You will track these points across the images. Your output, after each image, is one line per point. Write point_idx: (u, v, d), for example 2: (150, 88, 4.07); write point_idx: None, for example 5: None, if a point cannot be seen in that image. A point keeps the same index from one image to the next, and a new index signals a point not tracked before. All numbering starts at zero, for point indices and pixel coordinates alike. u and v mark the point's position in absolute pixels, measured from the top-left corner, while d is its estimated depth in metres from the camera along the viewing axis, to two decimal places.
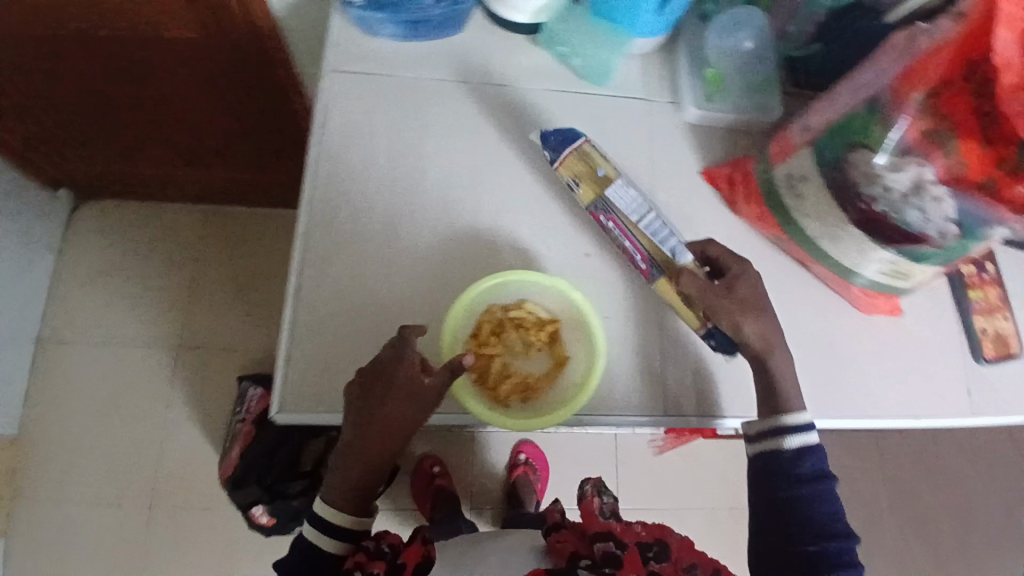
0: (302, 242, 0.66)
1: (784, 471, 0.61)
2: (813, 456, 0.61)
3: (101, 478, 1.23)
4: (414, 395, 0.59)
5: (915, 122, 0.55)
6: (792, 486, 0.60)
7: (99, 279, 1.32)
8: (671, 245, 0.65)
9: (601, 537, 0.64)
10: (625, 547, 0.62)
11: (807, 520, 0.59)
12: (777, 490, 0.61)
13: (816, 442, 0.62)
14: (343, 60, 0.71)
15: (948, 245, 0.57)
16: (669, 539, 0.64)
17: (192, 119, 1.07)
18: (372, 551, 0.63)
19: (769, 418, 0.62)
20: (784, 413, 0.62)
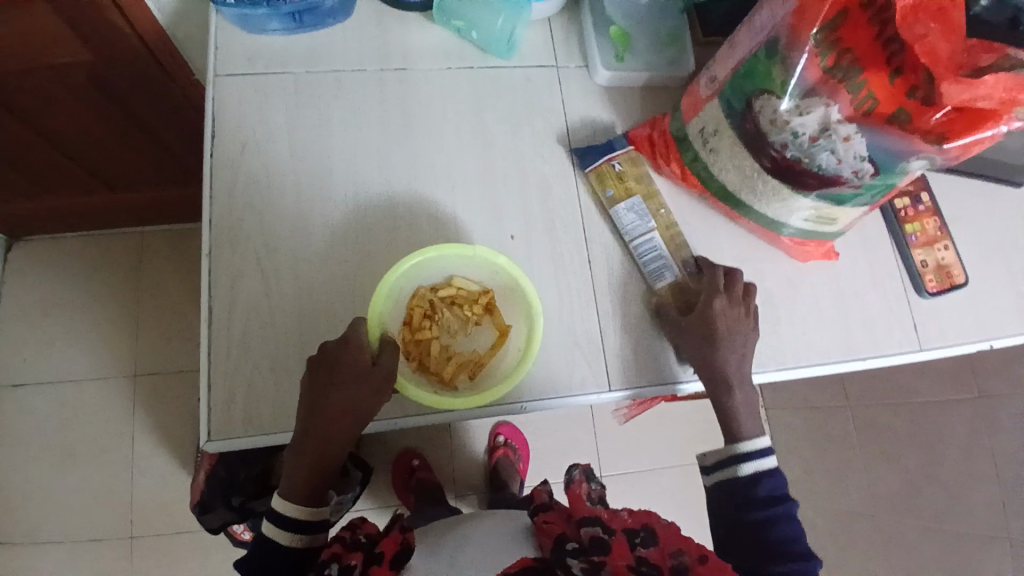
0: (211, 261, 0.63)
1: (745, 494, 0.60)
2: (770, 480, 0.60)
3: (74, 522, 1.19)
4: (361, 376, 0.57)
5: (815, 59, 0.52)
6: (756, 513, 0.59)
7: (41, 318, 1.27)
8: (652, 268, 0.66)
9: (589, 522, 0.59)
10: (612, 532, 0.58)
11: (776, 544, 0.58)
12: (739, 518, 0.59)
13: (773, 467, 0.61)
14: (230, 63, 0.67)
15: (863, 185, 0.55)
16: (656, 526, 0.58)
17: (106, 143, 1.01)
18: (349, 543, 0.60)
19: (724, 447, 0.62)
20: (739, 440, 0.62)
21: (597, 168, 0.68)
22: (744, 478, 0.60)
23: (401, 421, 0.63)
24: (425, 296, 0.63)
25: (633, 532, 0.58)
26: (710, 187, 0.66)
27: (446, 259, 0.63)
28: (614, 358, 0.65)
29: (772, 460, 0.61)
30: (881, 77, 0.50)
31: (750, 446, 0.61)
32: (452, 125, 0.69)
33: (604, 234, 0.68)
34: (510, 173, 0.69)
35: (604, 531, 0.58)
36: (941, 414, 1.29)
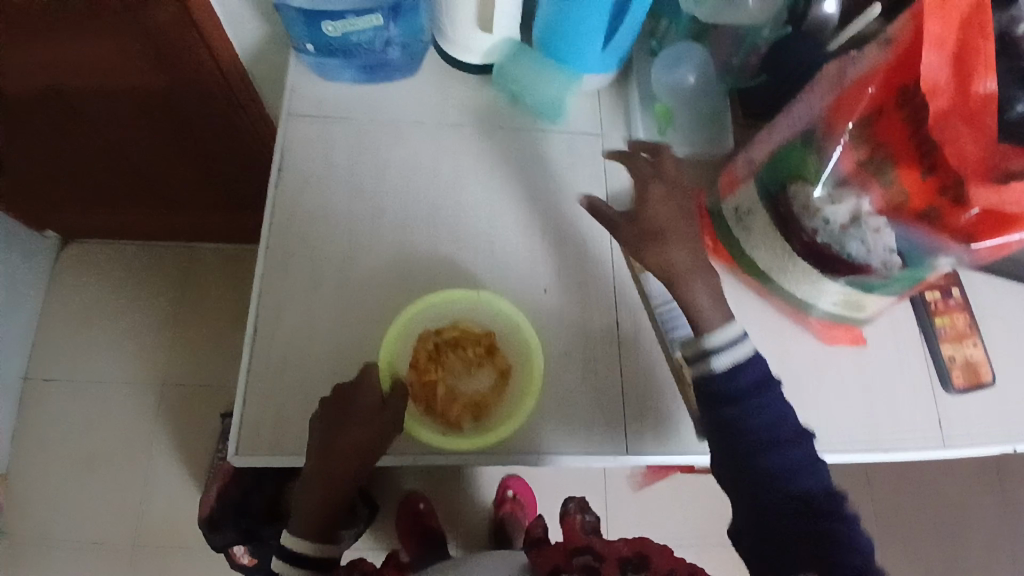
0: (260, 284, 0.67)
1: (724, 390, 0.56)
2: (747, 369, 0.56)
3: (83, 522, 1.21)
4: (370, 416, 0.58)
5: (850, 153, 0.57)
6: (747, 412, 0.55)
7: (85, 319, 1.33)
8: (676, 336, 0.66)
9: (580, 552, 0.59)
10: (601, 558, 0.58)
11: (773, 438, 0.55)
12: (727, 412, 0.56)
13: (749, 353, 0.56)
14: (301, 104, 0.73)
15: (892, 277, 0.56)
16: (650, 551, 0.58)
17: (175, 163, 1.08)
18: None
19: (695, 341, 0.58)
20: (708, 332, 0.57)
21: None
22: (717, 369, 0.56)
23: (417, 461, 0.63)
24: (430, 339, 0.65)
25: (629, 563, 0.57)
26: (741, 263, 0.66)
27: (449, 303, 0.66)
28: (632, 419, 0.66)
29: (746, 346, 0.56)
30: (913, 174, 0.53)
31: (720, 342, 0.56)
32: (499, 179, 0.73)
33: (634, 296, 0.70)
34: (548, 229, 0.72)
35: (594, 558, 0.58)
36: (966, 519, 1.25)
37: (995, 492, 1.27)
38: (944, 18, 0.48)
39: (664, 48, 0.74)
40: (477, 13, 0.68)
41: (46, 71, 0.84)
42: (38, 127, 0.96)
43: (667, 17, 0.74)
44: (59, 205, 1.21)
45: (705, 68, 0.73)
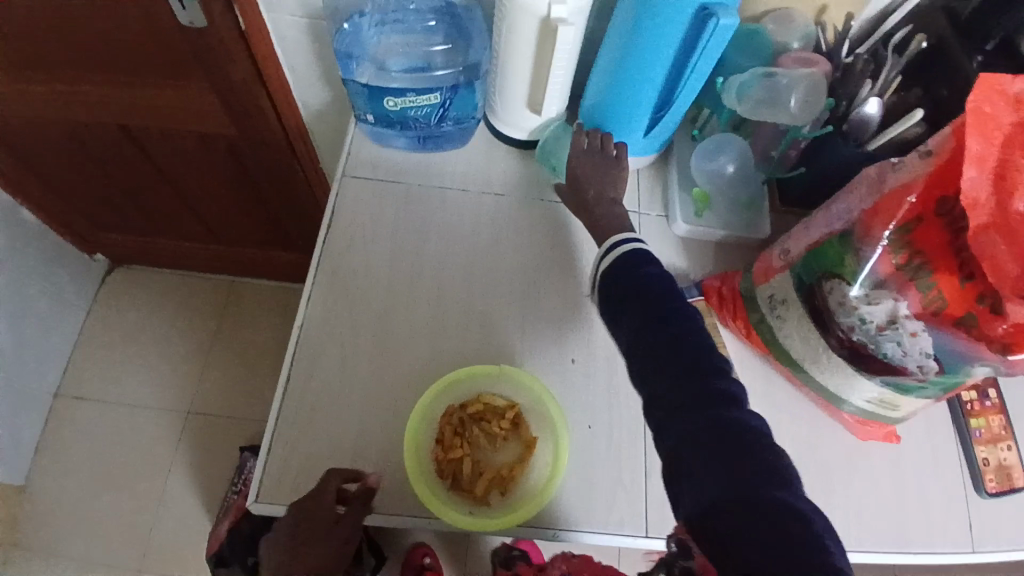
0: (298, 336, 0.69)
1: (655, 294, 0.55)
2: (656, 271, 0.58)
3: (93, 543, 1.21)
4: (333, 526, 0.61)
5: (888, 255, 0.55)
6: (675, 320, 0.53)
7: (121, 341, 1.37)
8: None
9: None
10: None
11: (699, 345, 0.51)
12: (654, 319, 0.53)
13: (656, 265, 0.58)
14: (356, 166, 0.78)
15: (929, 380, 0.57)
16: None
17: (225, 202, 1.14)
18: None
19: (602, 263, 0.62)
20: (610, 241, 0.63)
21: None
22: (637, 264, 0.59)
23: (432, 524, 0.63)
24: (455, 414, 0.66)
25: None
26: (774, 350, 0.67)
27: (473, 378, 0.67)
28: (653, 500, 0.65)
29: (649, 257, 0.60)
30: (951, 279, 0.52)
31: (620, 240, 0.62)
32: (534, 248, 0.76)
33: None
34: (581, 300, 0.74)
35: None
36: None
37: None
38: (983, 135, 0.50)
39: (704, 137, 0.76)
40: (529, 95, 0.72)
41: (121, 112, 0.90)
42: (104, 160, 1.03)
43: (708, 106, 0.77)
44: (112, 230, 1.28)
45: (743, 157, 0.75)
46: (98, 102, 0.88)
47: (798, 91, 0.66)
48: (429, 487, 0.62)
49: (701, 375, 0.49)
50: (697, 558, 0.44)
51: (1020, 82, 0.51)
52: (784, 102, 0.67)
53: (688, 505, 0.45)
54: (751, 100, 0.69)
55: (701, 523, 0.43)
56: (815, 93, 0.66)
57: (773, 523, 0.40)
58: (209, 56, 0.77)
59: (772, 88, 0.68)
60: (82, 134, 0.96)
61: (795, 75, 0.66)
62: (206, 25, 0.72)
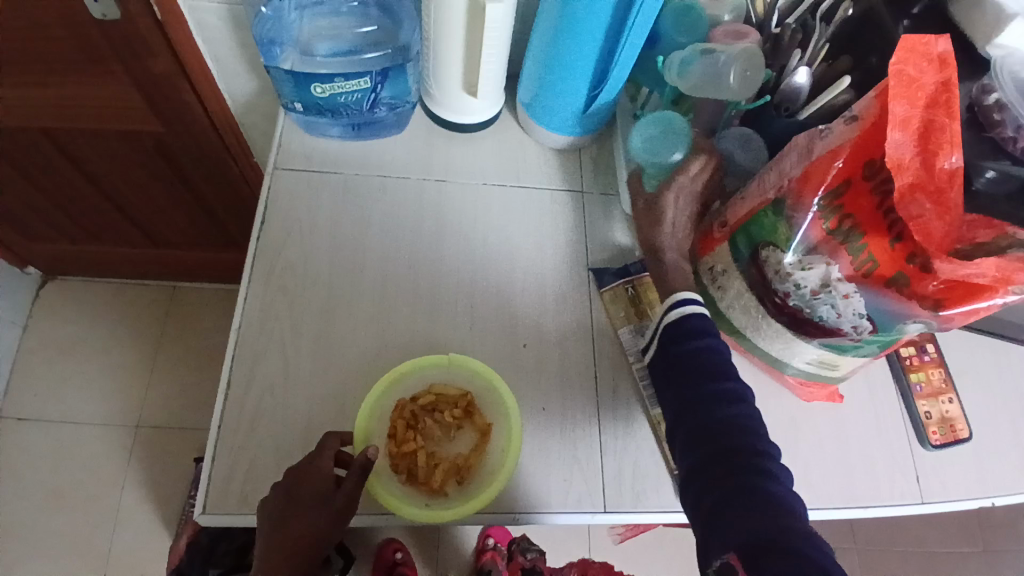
0: (236, 337, 0.66)
1: (705, 367, 0.55)
2: (700, 326, 0.58)
3: (43, 571, 1.15)
4: (323, 499, 0.57)
5: (820, 220, 0.57)
6: (726, 402, 0.52)
7: (62, 355, 1.31)
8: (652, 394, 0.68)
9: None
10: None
11: (748, 427, 0.50)
12: (699, 394, 0.53)
13: (705, 322, 0.58)
14: (289, 158, 0.76)
15: (864, 339, 0.58)
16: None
17: (161, 203, 1.09)
18: None
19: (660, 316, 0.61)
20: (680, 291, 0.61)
21: (615, 287, 0.73)
22: (693, 331, 0.57)
23: (390, 519, 0.61)
24: (406, 407, 0.64)
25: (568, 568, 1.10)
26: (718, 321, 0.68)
27: (421, 370, 0.66)
28: (610, 477, 0.66)
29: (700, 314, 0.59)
30: (882, 242, 0.54)
31: (682, 298, 0.59)
32: (481, 235, 0.75)
33: (612, 353, 0.71)
34: (529, 283, 0.73)
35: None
36: (934, 570, 1.28)
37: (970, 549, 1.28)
38: (907, 98, 0.51)
39: (729, 132, 0.70)
40: (465, 80, 0.71)
41: (37, 113, 0.84)
42: (24, 166, 0.97)
43: (648, 85, 0.76)
44: (40, 240, 1.21)
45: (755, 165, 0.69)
46: (9, 104, 0.83)
47: (737, 66, 0.65)
48: (384, 486, 0.60)
49: (740, 451, 0.48)
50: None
51: (943, 42, 0.52)
52: (723, 79, 0.66)
53: (730, 541, 0.44)
54: (693, 79, 0.68)
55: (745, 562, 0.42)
56: (752, 67, 0.66)
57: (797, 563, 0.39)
58: (126, 48, 0.73)
59: (711, 65, 0.66)
60: None
61: (734, 51, 0.65)
62: (120, 17, 0.68)
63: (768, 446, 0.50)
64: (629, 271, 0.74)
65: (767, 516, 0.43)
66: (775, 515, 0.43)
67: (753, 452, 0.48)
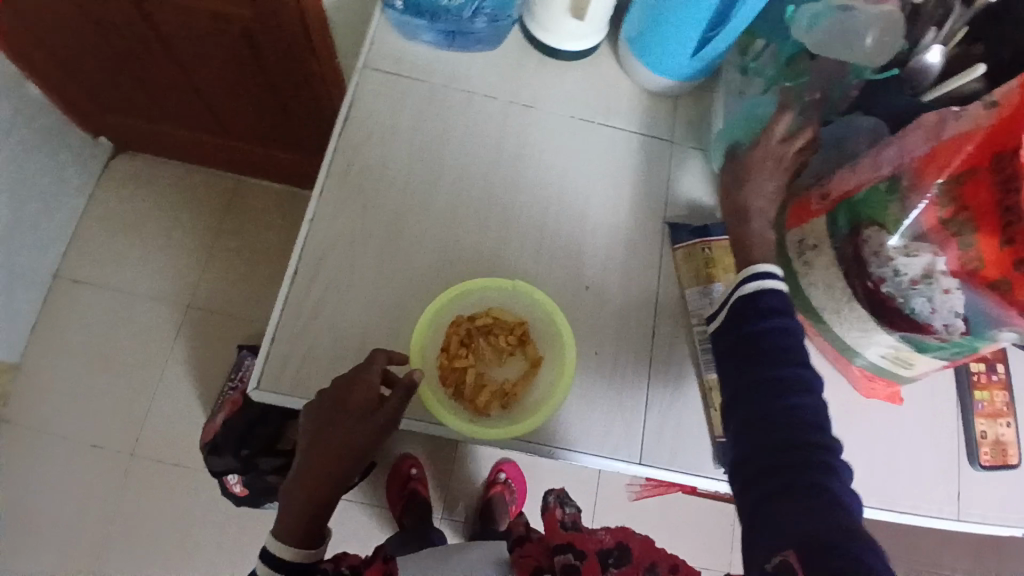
0: (307, 229, 0.67)
1: (770, 352, 0.52)
2: (776, 302, 0.55)
3: (87, 425, 1.23)
4: (365, 416, 0.57)
5: (933, 207, 0.53)
6: (791, 392, 0.50)
7: (123, 228, 1.34)
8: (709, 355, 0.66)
9: (560, 549, 0.56)
10: (582, 556, 0.54)
11: (809, 419, 0.49)
12: (761, 378, 0.51)
13: (784, 297, 0.56)
14: (379, 58, 0.74)
15: (952, 341, 0.56)
16: (632, 542, 0.56)
17: (236, 90, 1.08)
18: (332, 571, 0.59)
19: (734, 278, 0.59)
20: (756, 263, 0.57)
21: (690, 245, 0.70)
22: (760, 311, 0.54)
23: (430, 427, 0.63)
24: (462, 325, 0.64)
25: None
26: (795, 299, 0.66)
27: (482, 291, 0.65)
28: (651, 431, 0.65)
29: (779, 286, 0.56)
30: (992, 241, 0.49)
31: (761, 270, 0.56)
32: (561, 169, 0.73)
33: (675, 310, 0.69)
34: (603, 227, 0.71)
35: (574, 557, 0.54)
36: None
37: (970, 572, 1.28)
38: None
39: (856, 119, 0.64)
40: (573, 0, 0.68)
41: None
42: (108, 34, 0.96)
43: (764, 37, 0.71)
44: (117, 112, 1.23)
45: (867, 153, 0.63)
46: None
47: (874, 29, 0.61)
48: (433, 397, 0.61)
49: (797, 446, 0.47)
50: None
51: None
52: (858, 41, 0.62)
53: (793, 537, 0.42)
54: (820, 37, 0.63)
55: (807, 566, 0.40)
56: (892, 31, 0.61)
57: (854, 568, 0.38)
58: None
59: (846, 24, 0.62)
60: (90, 3, 0.89)
61: (872, 11, 0.61)
62: None
63: (829, 437, 0.48)
64: (708, 230, 0.70)
65: (829, 524, 0.42)
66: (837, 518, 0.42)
67: (816, 447, 0.47)
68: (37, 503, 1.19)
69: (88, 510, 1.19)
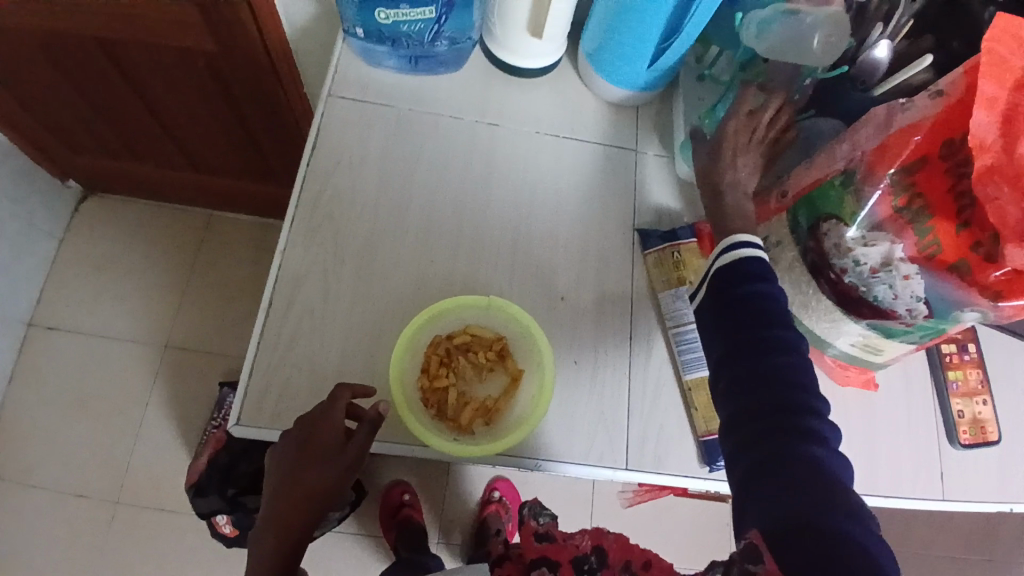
0: (280, 260, 0.67)
1: (755, 314, 0.52)
2: (760, 269, 0.55)
3: (68, 474, 1.20)
4: (333, 454, 0.57)
5: (888, 197, 0.55)
6: (775, 350, 0.50)
7: (95, 271, 1.33)
8: (688, 357, 0.67)
9: (535, 563, 0.51)
10: (557, 568, 0.50)
11: (797, 380, 0.49)
12: (747, 341, 0.51)
13: (765, 262, 0.56)
14: (344, 86, 0.75)
15: (916, 325, 0.57)
16: (607, 544, 0.51)
17: (203, 125, 1.08)
18: None
19: (715, 251, 0.59)
20: (732, 236, 0.58)
21: (660, 250, 0.71)
22: (742, 276, 0.55)
23: (416, 451, 0.62)
24: (441, 344, 0.65)
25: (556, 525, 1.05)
26: None
27: (458, 309, 0.66)
28: (635, 435, 0.66)
29: (759, 253, 0.56)
30: (948, 226, 0.52)
31: (741, 239, 0.57)
32: (530, 183, 0.74)
33: (651, 315, 0.70)
34: (572, 237, 0.72)
35: (549, 570, 0.50)
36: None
37: (961, 553, 1.30)
38: (996, 78, 0.48)
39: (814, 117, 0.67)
40: (531, 21, 0.70)
41: (86, 25, 0.83)
42: (70, 76, 0.96)
43: (719, 44, 0.74)
44: (85, 152, 1.21)
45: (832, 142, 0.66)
46: (62, 11, 0.81)
47: (822, 31, 0.62)
48: (416, 418, 0.61)
49: (783, 412, 0.47)
50: (766, 562, 0.40)
51: None
52: (806, 44, 0.63)
53: (759, 519, 0.43)
54: (773, 42, 0.64)
55: (772, 542, 0.41)
56: (837, 34, 0.62)
57: (827, 544, 0.39)
58: None
59: (795, 28, 0.62)
60: (51, 47, 0.89)
61: (820, 14, 0.61)
62: None
63: (817, 402, 0.48)
64: (676, 233, 0.71)
65: (803, 490, 0.42)
66: (819, 486, 0.42)
67: (800, 409, 0.47)
68: (19, 559, 1.15)
69: (73, 562, 1.16)
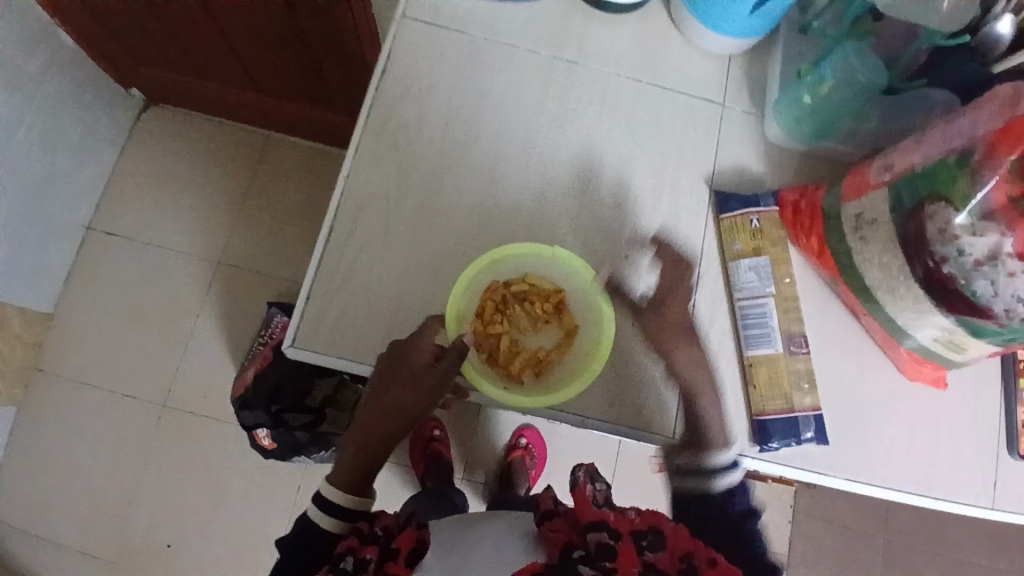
0: (344, 185, 0.66)
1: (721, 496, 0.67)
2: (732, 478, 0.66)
3: (119, 375, 1.26)
4: (417, 377, 0.59)
5: (1005, 184, 0.50)
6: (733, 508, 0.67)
7: (154, 183, 1.35)
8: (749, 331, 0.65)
9: (595, 526, 0.53)
10: (619, 537, 0.52)
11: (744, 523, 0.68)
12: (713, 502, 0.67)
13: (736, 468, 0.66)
14: (417, 9, 0.71)
15: (1011, 327, 0.53)
16: (666, 528, 0.53)
17: (266, 50, 1.06)
18: (365, 536, 0.56)
19: (694, 457, 0.65)
20: (714, 453, 0.64)
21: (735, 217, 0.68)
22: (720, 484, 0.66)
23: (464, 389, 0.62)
24: (498, 290, 0.63)
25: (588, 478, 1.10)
26: (845, 273, 0.64)
27: (520, 257, 0.64)
28: (687, 403, 0.64)
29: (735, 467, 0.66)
30: None
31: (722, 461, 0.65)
32: (604, 132, 0.70)
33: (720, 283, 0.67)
34: (643, 193, 0.69)
35: (610, 536, 0.52)
36: None
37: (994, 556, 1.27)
38: None
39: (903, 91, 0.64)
40: None
41: None
42: None
43: None
44: (147, 64, 1.20)
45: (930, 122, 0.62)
46: None
47: None
48: (467, 360, 0.60)
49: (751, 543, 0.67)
50: None
51: None
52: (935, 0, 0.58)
53: None
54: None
55: None
56: None
57: None
58: None
59: None
60: None
61: None
62: None
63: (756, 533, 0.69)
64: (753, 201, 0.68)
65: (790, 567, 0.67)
66: None
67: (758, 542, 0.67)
68: (73, 448, 1.23)
69: (121, 457, 1.23)
